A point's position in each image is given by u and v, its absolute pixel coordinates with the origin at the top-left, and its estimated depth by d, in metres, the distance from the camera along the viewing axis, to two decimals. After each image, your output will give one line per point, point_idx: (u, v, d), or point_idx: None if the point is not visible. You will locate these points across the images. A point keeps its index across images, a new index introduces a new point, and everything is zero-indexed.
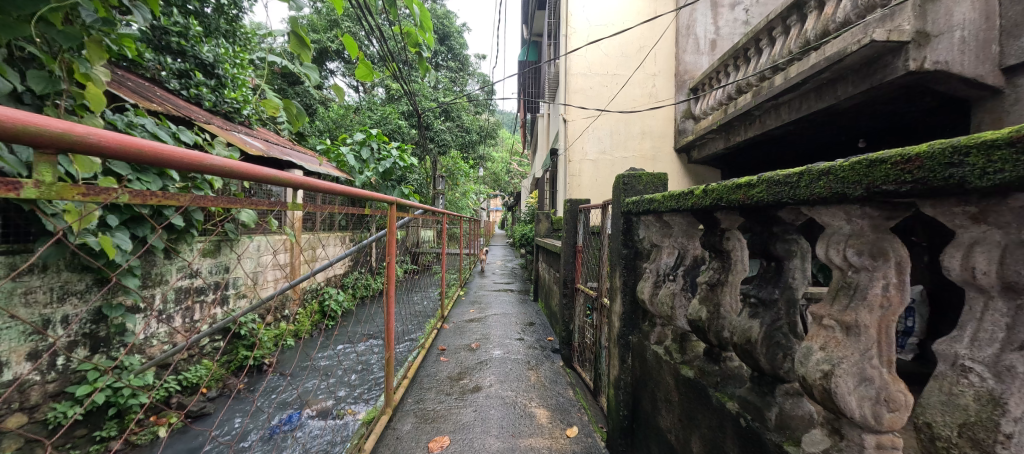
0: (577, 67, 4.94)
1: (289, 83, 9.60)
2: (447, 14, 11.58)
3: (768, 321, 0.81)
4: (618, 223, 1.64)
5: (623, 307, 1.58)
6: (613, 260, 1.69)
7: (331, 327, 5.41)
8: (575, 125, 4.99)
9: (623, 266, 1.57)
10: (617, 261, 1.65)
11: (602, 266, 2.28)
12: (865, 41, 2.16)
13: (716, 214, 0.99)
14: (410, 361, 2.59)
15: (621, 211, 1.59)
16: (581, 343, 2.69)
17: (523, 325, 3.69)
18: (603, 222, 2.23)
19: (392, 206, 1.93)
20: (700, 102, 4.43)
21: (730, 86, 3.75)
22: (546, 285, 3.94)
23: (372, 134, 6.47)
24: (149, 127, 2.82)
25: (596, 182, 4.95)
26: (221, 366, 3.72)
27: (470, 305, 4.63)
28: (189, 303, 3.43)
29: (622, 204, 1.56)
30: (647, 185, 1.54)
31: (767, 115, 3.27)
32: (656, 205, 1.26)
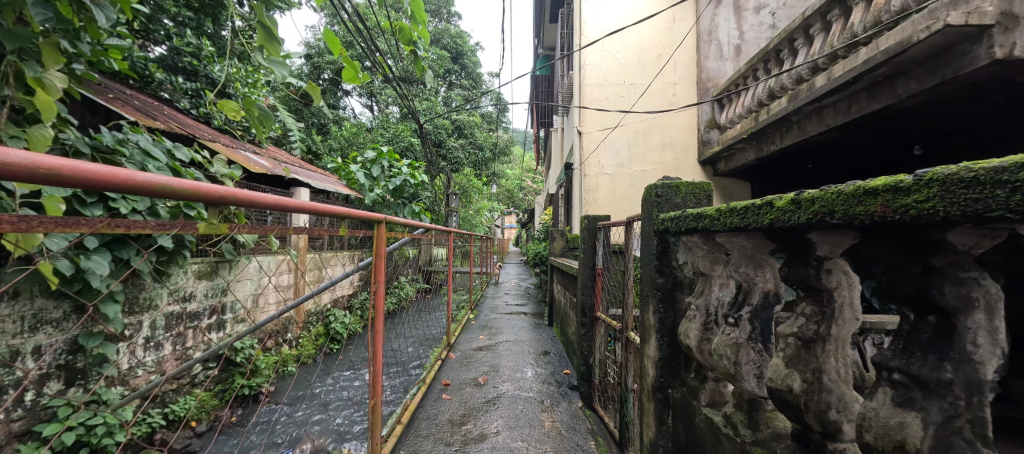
0: (591, 77, 4.74)
1: (305, 104, 9.89)
2: (460, 33, 11.82)
3: (937, 419, 0.47)
4: (650, 246, 1.32)
5: (659, 352, 1.24)
6: (645, 289, 1.36)
7: (337, 351, 5.18)
8: (590, 137, 4.76)
9: (658, 299, 1.24)
10: (650, 293, 1.32)
11: (627, 294, 1.94)
12: (936, 27, 1.81)
13: (808, 236, 0.67)
14: (406, 399, 2.29)
15: (653, 229, 1.28)
16: (603, 382, 2.32)
17: (537, 355, 3.32)
18: (629, 241, 1.92)
19: (381, 224, 1.70)
20: (726, 110, 4.11)
21: (761, 90, 3.42)
22: (562, 310, 3.59)
23: (383, 151, 6.39)
24: (142, 143, 2.80)
25: (614, 196, 4.64)
26: (213, 397, 3.50)
27: (481, 330, 4.30)
28: (180, 329, 3.31)
29: (655, 221, 1.26)
30: (687, 198, 1.23)
31: (805, 120, 2.93)
32: (705, 222, 0.95)
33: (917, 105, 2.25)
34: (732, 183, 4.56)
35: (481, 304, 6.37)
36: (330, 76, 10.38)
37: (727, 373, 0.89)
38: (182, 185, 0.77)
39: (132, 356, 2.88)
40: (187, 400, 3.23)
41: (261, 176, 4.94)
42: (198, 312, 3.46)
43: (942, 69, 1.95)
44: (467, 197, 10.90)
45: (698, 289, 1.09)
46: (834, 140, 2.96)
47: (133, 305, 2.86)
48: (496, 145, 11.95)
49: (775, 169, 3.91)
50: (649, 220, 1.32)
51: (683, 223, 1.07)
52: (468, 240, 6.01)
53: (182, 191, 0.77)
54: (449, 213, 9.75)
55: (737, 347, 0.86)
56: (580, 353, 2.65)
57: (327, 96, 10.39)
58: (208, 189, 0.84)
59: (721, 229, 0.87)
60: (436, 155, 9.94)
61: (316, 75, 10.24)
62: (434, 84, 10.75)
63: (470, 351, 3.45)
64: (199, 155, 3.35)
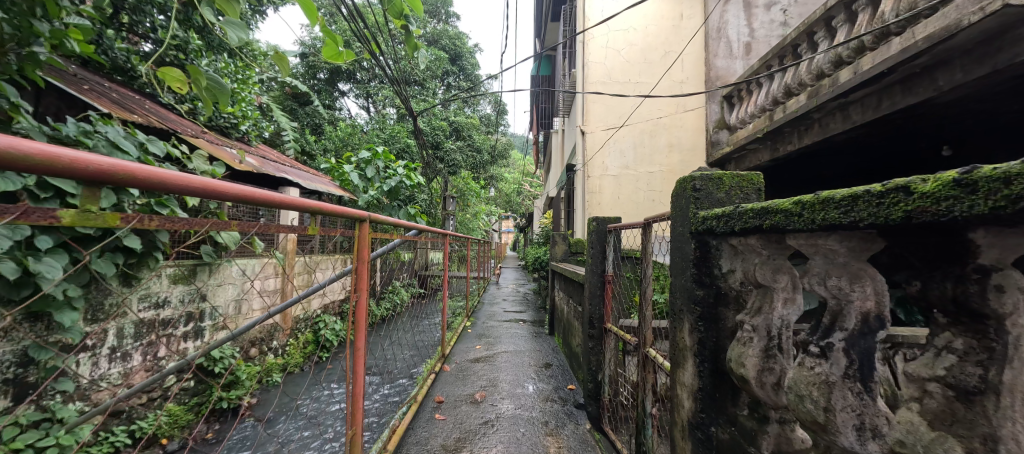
0: (594, 74, 4.60)
1: (300, 104, 9.76)
2: (459, 34, 11.74)
3: None
4: (686, 250, 1.10)
5: (697, 380, 1.01)
6: (678, 302, 1.15)
7: (326, 360, 4.92)
8: (594, 137, 4.60)
9: (697, 314, 1.02)
10: (685, 307, 1.10)
11: (643, 305, 1.72)
12: (990, 9, 1.63)
13: (969, 236, 0.45)
14: (395, 419, 2.05)
15: (689, 230, 1.07)
16: (614, 401, 2.08)
17: (538, 368, 3.08)
18: (647, 245, 1.69)
19: (365, 223, 1.45)
20: (736, 109, 3.89)
21: (777, 88, 3.26)
22: (565, 319, 3.36)
23: (378, 152, 6.18)
24: (110, 135, 2.60)
25: (618, 199, 4.47)
26: (188, 411, 3.23)
27: (478, 339, 4.05)
28: (152, 338, 3.02)
29: (692, 220, 1.04)
30: (731, 193, 1.00)
31: (826, 118, 2.75)
32: (770, 221, 0.73)
33: (958, 99, 2.07)
34: None
35: (478, 311, 6.10)
36: (327, 75, 10.32)
37: (811, 421, 0.66)
38: (32, 152, 0.53)
39: (95, 368, 2.63)
40: (157, 416, 2.95)
41: (247, 174, 4.70)
42: (174, 319, 3.21)
43: (993, 58, 1.76)
44: (465, 201, 10.70)
45: (755, 304, 0.86)
46: (858, 139, 2.77)
47: (96, 312, 2.60)
48: (494, 148, 11.77)
49: (788, 172, 3.71)
50: (685, 218, 1.10)
51: (737, 221, 0.84)
52: (466, 244, 5.78)
53: (33, 160, 0.53)
54: (446, 217, 9.56)
55: (831, 390, 0.63)
56: (586, 367, 2.41)
57: (323, 95, 10.22)
58: (87, 163, 0.60)
59: (808, 227, 0.64)
60: (433, 157, 9.76)
61: (313, 74, 10.22)
62: (432, 86, 10.62)
63: (467, 362, 3.20)
64: (177, 150, 3.15)
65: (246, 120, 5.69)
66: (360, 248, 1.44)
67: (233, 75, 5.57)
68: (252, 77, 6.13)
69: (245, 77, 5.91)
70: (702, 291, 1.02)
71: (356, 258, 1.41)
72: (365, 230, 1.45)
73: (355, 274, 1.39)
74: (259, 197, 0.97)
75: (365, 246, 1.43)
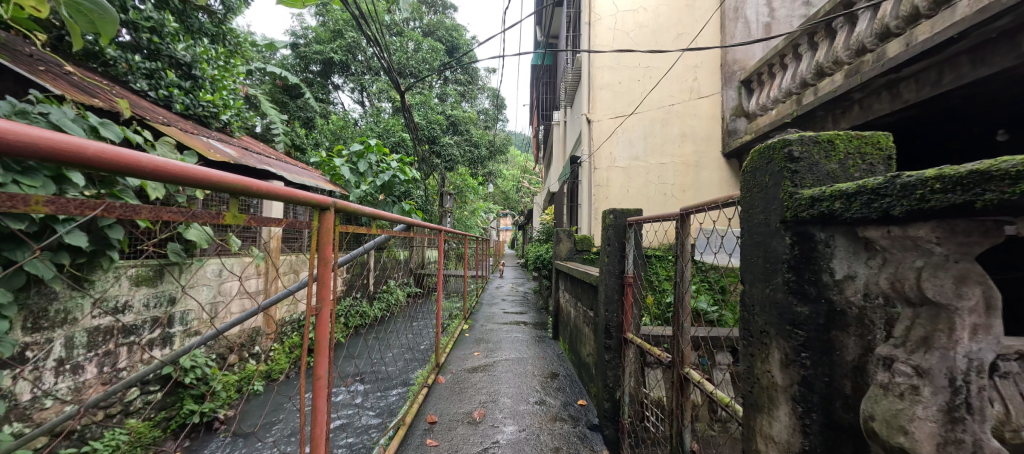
0: (601, 58, 4.36)
1: (292, 97, 9.44)
2: (456, 27, 11.48)
3: None
4: (774, 247, 0.78)
5: (800, 437, 0.70)
6: (759, 321, 0.83)
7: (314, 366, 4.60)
8: (601, 126, 4.36)
9: (798, 341, 0.71)
10: (774, 326, 0.78)
11: (678, 314, 1.40)
12: None
13: None
14: (380, 445, 1.73)
15: (783, 219, 0.74)
16: (637, 425, 1.77)
17: (543, 379, 2.77)
18: (685, 241, 1.37)
19: (328, 212, 1.06)
20: (756, 95, 3.63)
21: (807, 69, 2.97)
22: (572, 323, 3.06)
23: (370, 144, 5.85)
24: (53, 117, 2.26)
25: (628, 192, 4.18)
26: (155, 428, 2.90)
27: (477, 343, 3.72)
28: (110, 347, 2.68)
29: (788, 203, 0.72)
30: (847, 164, 0.69)
31: (870, 98, 2.48)
32: (998, 196, 0.40)
33: None
34: None
35: (476, 312, 5.74)
36: (320, 68, 10.01)
37: None
38: None
39: (38, 384, 2.28)
40: (113, 435, 2.61)
41: (228, 166, 4.36)
42: (136, 325, 2.87)
43: None
44: (462, 198, 10.38)
45: (908, 331, 0.55)
46: (904, 122, 2.48)
47: (38, 320, 2.26)
48: (492, 143, 11.45)
49: None
50: (774, 201, 0.76)
51: (899, 201, 0.51)
52: (463, 241, 5.46)
53: None
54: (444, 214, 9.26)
55: None
56: (601, 381, 2.10)
57: (315, 87, 9.83)
58: None
59: None
60: (429, 151, 9.45)
61: (305, 67, 9.90)
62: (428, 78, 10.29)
63: (463, 372, 2.87)
64: (138, 135, 2.81)
65: (228, 110, 5.34)
66: (322, 245, 1.06)
67: (214, 61, 5.24)
68: (237, 64, 5.79)
69: (229, 65, 5.60)
70: (805, 308, 0.70)
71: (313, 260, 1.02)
72: (329, 222, 1.07)
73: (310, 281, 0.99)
74: (94, 155, 0.56)
75: (327, 242, 1.05)
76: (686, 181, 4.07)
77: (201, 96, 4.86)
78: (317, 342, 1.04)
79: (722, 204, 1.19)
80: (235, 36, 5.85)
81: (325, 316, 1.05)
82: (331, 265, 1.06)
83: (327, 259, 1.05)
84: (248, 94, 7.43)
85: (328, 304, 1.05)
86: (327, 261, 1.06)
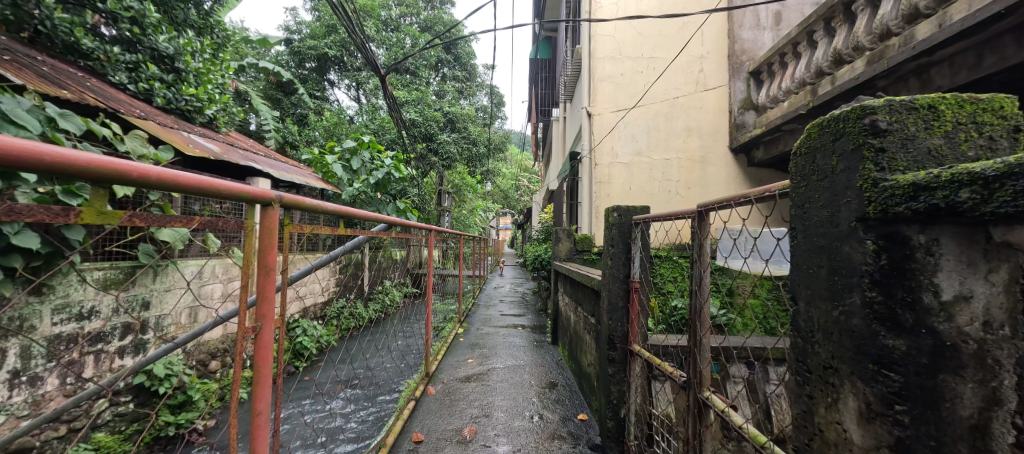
0: (602, 49, 4.13)
1: (285, 93, 9.22)
2: (454, 22, 11.30)
3: None
4: (847, 253, 0.58)
5: None
6: (821, 352, 0.63)
7: (302, 372, 4.41)
8: (602, 120, 4.13)
9: (889, 387, 0.51)
10: (845, 362, 0.58)
11: (694, 327, 1.20)
12: None
13: None
14: None
15: (865, 217, 0.54)
16: (644, 449, 1.58)
17: (541, 389, 2.58)
18: (704, 243, 1.16)
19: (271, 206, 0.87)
20: (767, 86, 3.45)
21: (823, 56, 2.78)
22: (571, 329, 2.86)
23: (364, 141, 5.64)
24: (7, 106, 2.04)
25: (630, 189, 3.97)
26: (125, 442, 2.70)
27: (471, 349, 3.53)
28: (75, 355, 2.49)
29: (877, 194, 0.52)
30: (956, 140, 0.52)
31: (897, 86, 2.29)
32: None
33: None
34: (769, 175, 3.81)
35: (472, 315, 5.53)
36: (314, 64, 9.79)
37: None
38: None
39: None
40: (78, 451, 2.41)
41: (211, 162, 4.14)
42: (105, 332, 2.68)
43: None
44: (461, 197, 10.24)
45: None
46: None
47: None
48: (491, 140, 11.24)
49: None
50: (846, 191, 0.57)
51: None
52: (458, 241, 5.25)
53: None
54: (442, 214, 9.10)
55: None
56: (603, 396, 1.91)
57: (309, 83, 9.60)
58: None
59: None
60: (426, 149, 9.24)
61: (299, 63, 9.69)
62: (424, 74, 10.07)
63: (456, 382, 2.68)
64: (105, 128, 2.59)
65: (213, 104, 5.13)
66: (263, 249, 0.86)
67: (201, 54, 4.90)
68: (224, 58, 5.57)
69: (216, 58, 5.39)
70: (898, 341, 0.50)
71: (250, 267, 0.82)
72: (272, 219, 0.87)
73: (244, 296, 0.79)
74: None
75: (270, 245, 0.86)
76: (692, 178, 3.88)
77: (184, 89, 4.64)
78: (255, 368, 0.84)
79: (744, 200, 0.99)
80: (224, 28, 5.50)
81: (266, 336, 0.85)
82: (275, 273, 0.86)
83: (269, 266, 0.85)
84: (239, 90, 7.21)
85: (271, 321, 0.85)
86: (270, 269, 0.85)
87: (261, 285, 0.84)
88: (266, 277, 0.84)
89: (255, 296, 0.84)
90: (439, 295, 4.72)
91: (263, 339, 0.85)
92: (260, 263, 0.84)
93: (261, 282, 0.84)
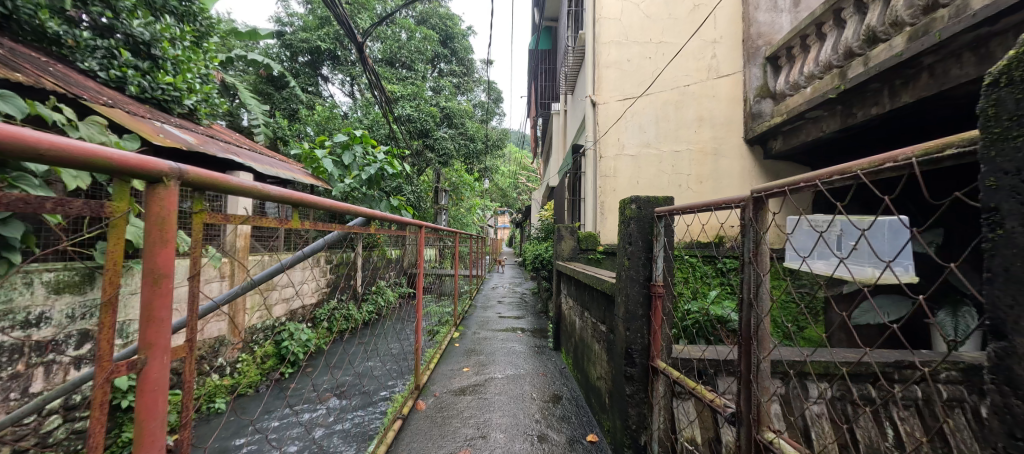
0: (607, 33, 3.84)
1: (276, 87, 8.90)
2: (451, 15, 11.01)
3: None
4: None
5: None
6: None
7: (288, 379, 4.13)
8: (608, 109, 3.86)
9: None
10: None
11: (746, 346, 0.94)
12: None
13: None
14: None
15: None
16: None
17: (544, 404, 2.32)
18: (761, 236, 0.90)
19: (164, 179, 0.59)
20: (787, 72, 3.20)
21: (855, 34, 2.53)
22: (577, 335, 2.60)
23: (355, 134, 5.35)
24: None
25: (637, 183, 3.71)
26: None
27: (468, 355, 3.27)
28: (19, 368, 2.19)
29: None
30: None
31: (945, 63, 2.04)
32: None
33: None
34: (787, 168, 3.56)
35: (469, 317, 5.24)
36: (307, 58, 9.48)
37: None
38: None
39: None
40: None
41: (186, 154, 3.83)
42: (57, 341, 2.37)
43: None
44: (458, 194, 10.00)
45: None
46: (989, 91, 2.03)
47: None
48: (488, 137, 10.93)
49: (846, 147, 3.03)
50: None
51: None
52: (455, 239, 4.97)
53: None
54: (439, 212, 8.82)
55: None
56: (619, 418, 1.65)
57: (302, 77, 9.29)
58: None
59: None
60: (422, 145, 8.95)
61: (291, 56, 9.37)
62: (421, 68, 9.77)
63: (450, 395, 2.41)
64: (57, 113, 2.27)
65: (192, 94, 4.69)
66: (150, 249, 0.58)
67: (181, 42, 4.59)
68: (208, 47, 5.26)
69: (198, 46, 5.07)
70: None
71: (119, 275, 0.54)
72: (166, 201, 0.60)
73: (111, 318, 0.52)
74: None
75: (159, 239, 0.58)
76: (704, 171, 3.63)
77: (160, 77, 4.23)
78: (137, 424, 0.57)
79: (839, 178, 0.72)
80: (209, 16, 5.18)
81: (155, 374, 0.58)
82: (170, 283, 0.59)
83: (160, 272, 0.58)
84: (225, 83, 6.89)
85: (163, 351, 0.59)
86: (161, 275, 0.58)
87: (147, 301, 0.57)
88: (155, 289, 0.58)
89: (137, 319, 0.57)
90: (434, 297, 4.44)
91: (151, 379, 0.58)
92: (145, 267, 0.57)
93: (147, 296, 0.57)
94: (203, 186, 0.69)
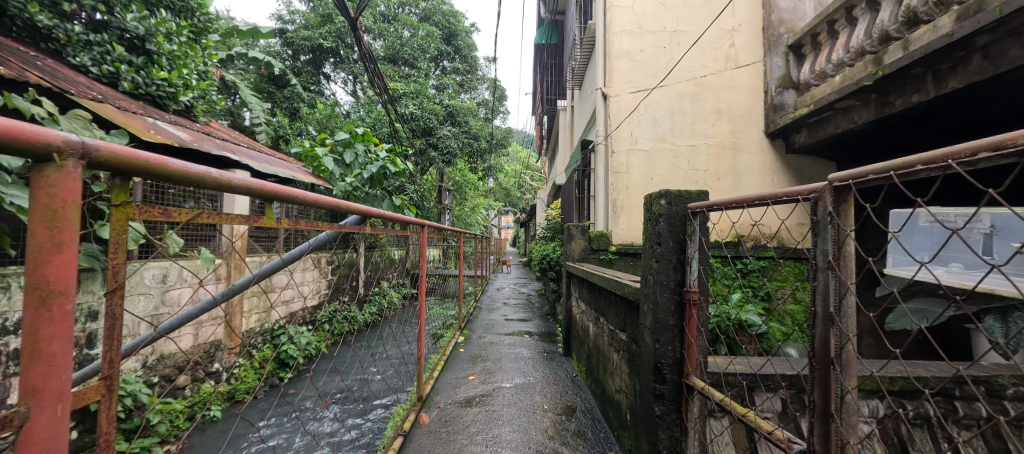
0: (619, 22, 3.66)
1: (278, 86, 8.78)
2: (455, 12, 10.85)
3: None
4: None
5: None
6: None
7: (287, 384, 3.99)
8: (619, 102, 3.68)
9: None
10: None
11: (828, 373, 0.75)
12: None
13: None
14: None
15: None
16: None
17: (557, 417, 2.15)
18: (845, 236, 0.72)
19: (69, 156, 0.48)
20: (813, 60, 3.00)
21: (892, 17, 2.34)
22: (592, 343, 2.41)
23: (356, 132, 5.19)
24: None
25: (651, 179, 3.53)
26: None
27: (473, 362, 3.11)
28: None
29: None
30: None
31: (1003, 42, 1.85)
32: None
33: None
34: (810, 164, 3.36)
35: (473, 320, 5.06)
36: (308, 56, 9.36)
37: None
38: None
39: None
40: None
41: (180, 151, 3.68)
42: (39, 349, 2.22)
43: None
44: (462, 194, 9.95)
45: None
46: None
47: None
48: (492, 135, 10.75)
49: (875, 139, 2.85)
50: None
51: None
52: (459, 239, 4.80)
53: None
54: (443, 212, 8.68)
55: None
56: (644, 439, 1.47)
57: (304, 75, 9.13)
58: None
59: None
60: (425, 144, 8.80)
61: (293, 55, 9.26)
62: (424, 66, 9.60)
63: (455, 407, 2.24)
64: (35, 105, 2.12)
65: (189, 90, 4.55)
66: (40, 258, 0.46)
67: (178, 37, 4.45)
68: (206, 44, 5.13)
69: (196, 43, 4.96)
70: None
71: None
72: (67, 188, 0.47)
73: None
74: None
75: (44, 239, 0.46)
76: (722, 166, 3.44)
77: (154, 73, 4.09)
78: None
79: (987, 162, 0.53)
80: (208, 12, 5.04)
81: (37, 422, 0.46)
82: (65, 301, 0.48)
83: (52, 290, 0.47)
84: (226, 81, 6.77)
85: (49, 391, 0.47)
86: (57, 291, 0.47)
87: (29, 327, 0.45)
88: (43, 311, 0.46)
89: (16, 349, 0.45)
90: (437, 298, 4.27)
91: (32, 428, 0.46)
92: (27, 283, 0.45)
93: (33, 317, 0.46)
94: (123, 169, 0.56)
